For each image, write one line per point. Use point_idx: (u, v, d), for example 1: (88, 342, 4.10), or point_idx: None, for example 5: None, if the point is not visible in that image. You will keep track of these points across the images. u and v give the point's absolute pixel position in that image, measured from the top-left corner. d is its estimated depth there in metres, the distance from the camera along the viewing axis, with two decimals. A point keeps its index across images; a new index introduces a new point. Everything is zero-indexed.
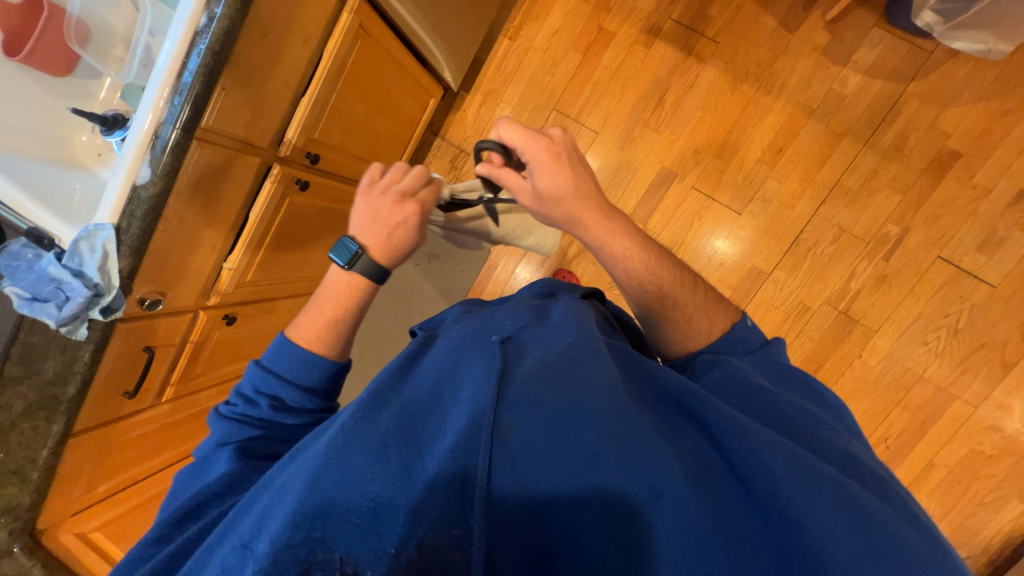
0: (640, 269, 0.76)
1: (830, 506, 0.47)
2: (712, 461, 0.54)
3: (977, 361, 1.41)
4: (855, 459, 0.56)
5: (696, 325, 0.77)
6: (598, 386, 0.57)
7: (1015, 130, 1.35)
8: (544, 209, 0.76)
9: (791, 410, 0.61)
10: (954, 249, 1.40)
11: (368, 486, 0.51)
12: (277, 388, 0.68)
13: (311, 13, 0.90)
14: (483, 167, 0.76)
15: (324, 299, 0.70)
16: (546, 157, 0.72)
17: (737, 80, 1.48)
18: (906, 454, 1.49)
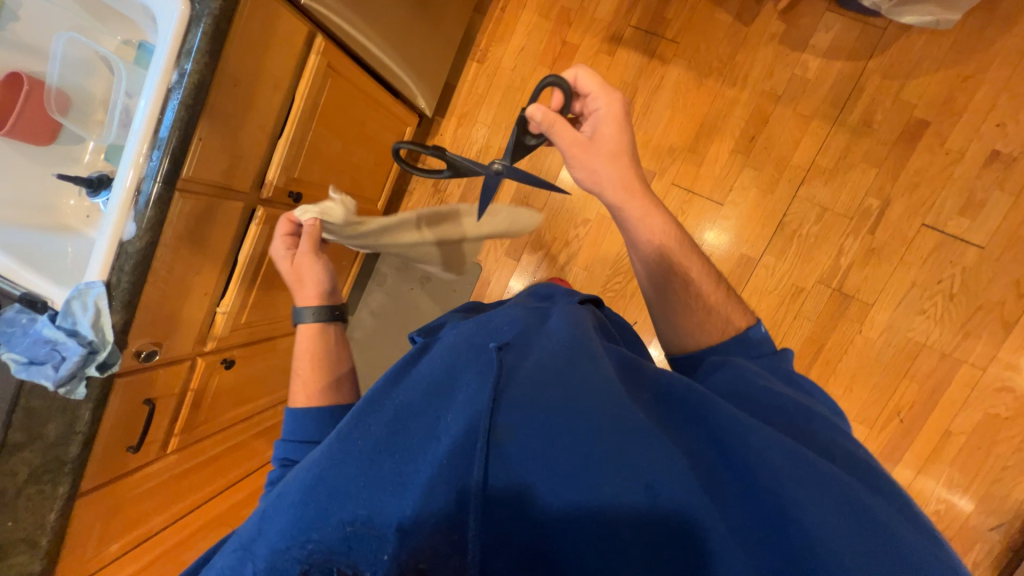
0: (671, 242, 0.83)
1: (830, 502, 0.48)
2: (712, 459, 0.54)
3: (977, 324, 1.41)
4: (859, 459, 0.56)
5: (708, 315, 0.83)
6: (596, 386, 0.57)
7: (978, 93, 1.37)
8: (598, 159, 0.80)
9: (793, 410, 0.62)
10: (937, 215, 1.41)
11: (363, 492, 0.53)
12: (297, 450, 0.75)
13: (279, 59, 0.93)
14: (542, 109, 0.76)
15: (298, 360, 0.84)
16: (617, 111, 0.81)
17: (702, 76, 1.52)
18: (921, 426, 1.47)
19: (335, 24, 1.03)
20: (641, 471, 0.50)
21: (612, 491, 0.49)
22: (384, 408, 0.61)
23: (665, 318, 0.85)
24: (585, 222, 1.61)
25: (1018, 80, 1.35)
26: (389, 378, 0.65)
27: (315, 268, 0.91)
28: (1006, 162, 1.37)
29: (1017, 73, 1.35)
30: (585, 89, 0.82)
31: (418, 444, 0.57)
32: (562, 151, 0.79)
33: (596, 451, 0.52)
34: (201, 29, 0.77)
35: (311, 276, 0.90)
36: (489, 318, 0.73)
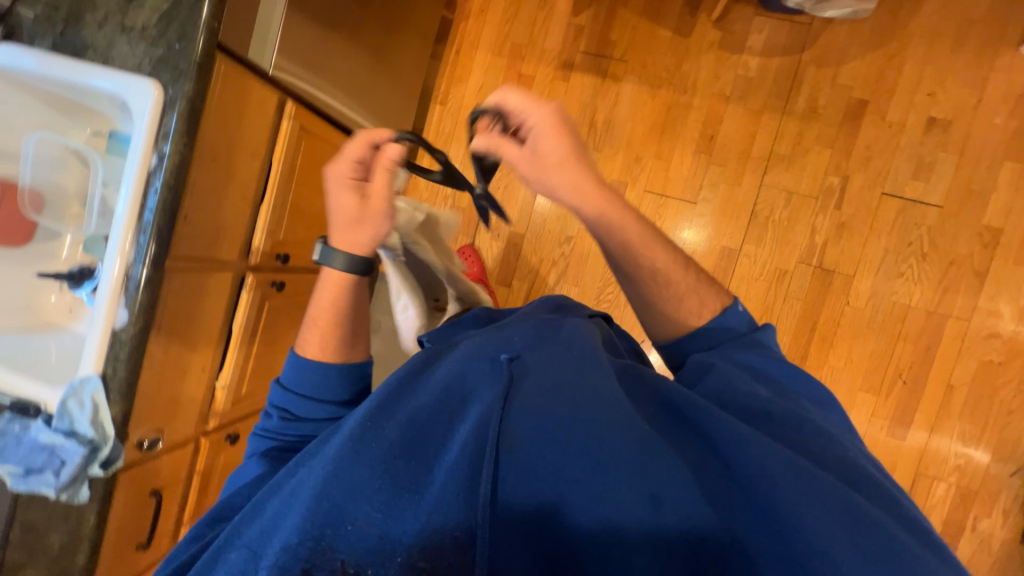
0: (636, 240, 0.79)
1: (832, 513, 0.50)
2: (714, 468, 0.57)
3: (953, 278, 1.48)
4: (855, 465, 0.58)
5: (682, 303, 0.83)
6: (605, 396, 0.59)
7: (905, 69, 1.49)
8: (541, 175, 0.75)
9: (791, 416, 0.63)
10: (893, 183, 1.50)
11: (375, 492, 0.57)
12: (294, 405, 0.79)
13: (253, 129, 0.95)
14: (481, 141, 0.77)
15: (316, 308, 0.79)
16: (550, 120, 0.74)
17: (654, 88, 1.61)
18: (924, 384, 1.50)
19: (307, 91, 1.05)
20: (646, 481, 0.54)
21: (619, 497, 0.53)
22: (393, 419, 0.62)
23: (643, 307, 0.84)
24: (568, 239, 1.65)
25: (938, 52, 1.47)
26: (388, 390, 0.66)
27: (376, 221, 0.74)
28: (944, 126, 1.47)
29: (935, 45, 1.47)
30: (509, 110, 0.76)
31: (430, 454, 0.60)
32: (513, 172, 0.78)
33: (603, 458, 0.55)
34: (177, 112, 0.78)
35: (374, 227, 0.75)
36: (499, 328, 0.74)
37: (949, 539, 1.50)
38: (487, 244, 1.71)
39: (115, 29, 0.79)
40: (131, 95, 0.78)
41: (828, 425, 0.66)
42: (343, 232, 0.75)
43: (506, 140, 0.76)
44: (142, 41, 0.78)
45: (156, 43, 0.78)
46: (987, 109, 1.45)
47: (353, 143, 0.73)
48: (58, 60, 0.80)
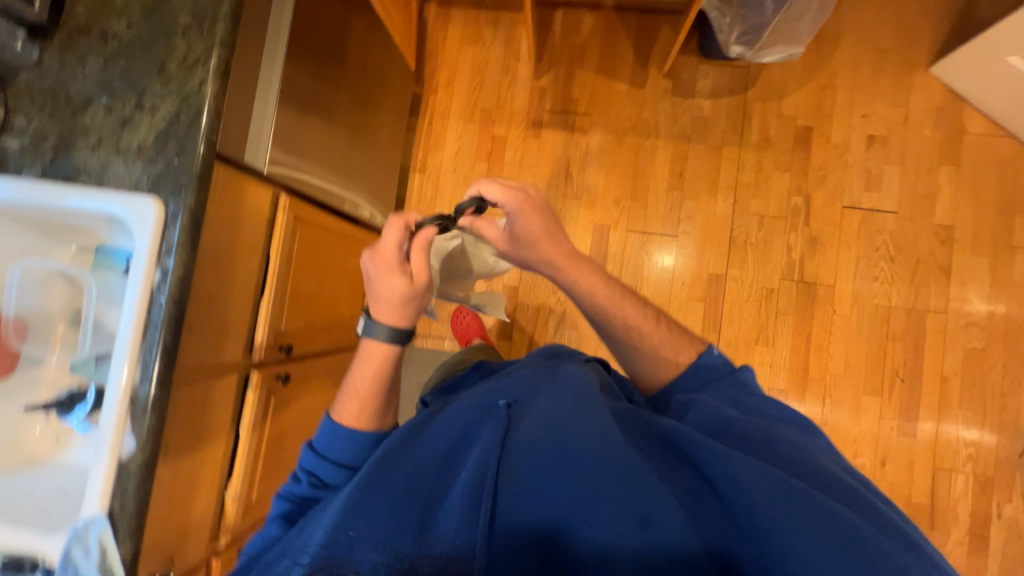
0: (604, 300, 0.89)
1: (803, 516, 0.57)
2: (697, 487, 0.66)
3: (922, 275, 1.58)
4: (827, 473, 0.65)
5: (659, 351, 0.89)
6: (593, 429, 0.71)
7: (838, 96, 1.65)
8: (519, 250, 0.88)
9: (771, 434, 0.70)
10: (851, 196, 1.63)
11: (385, 533, 0.65)
12: (326, 471, 0.76)
13: (251, 227, 0.95)
14: (465, 222, 0.85)
15: (357, 378, 0.78)
16: (523, 207, 0.84)
17: (620, 136, 1.72)
18: (921, 379, 1.57)
19: (298, 180, 1.07)
20: (633, 503, 0.64)
21: (610, 515, 0.64)
22: (407, 461, 0.71)
23: (623, 356, 0.92)
24: None
25: (862, 79, 1.65)
26: (400, 438, 0.73)
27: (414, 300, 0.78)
28: (882, 142, 1.63)
29: (859, 74, 1.65)
30: (488, 198, 0.84)
31: (440, 496, 0.70)
32: (495, 247, 0.90)
33: (592, 482, 0.66)
34: (180, 226, 0.77)
35: (412, 306, 0.78)
36: (500, 381, 0.86)
37: (980, 530, 1.51)
38: None
39: (109, 152, 0.79)
40: (130, 214, 0.77)
41: (809, 443, 0.73)
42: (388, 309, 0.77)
43: (484, 221, 0.86)
44: (139, 160, 0.78)
45: (154, 161, 0.78)
46: (915, 123, 1.62)
47: (395, 230, 0.77)
48: (49, 187, 0.79)
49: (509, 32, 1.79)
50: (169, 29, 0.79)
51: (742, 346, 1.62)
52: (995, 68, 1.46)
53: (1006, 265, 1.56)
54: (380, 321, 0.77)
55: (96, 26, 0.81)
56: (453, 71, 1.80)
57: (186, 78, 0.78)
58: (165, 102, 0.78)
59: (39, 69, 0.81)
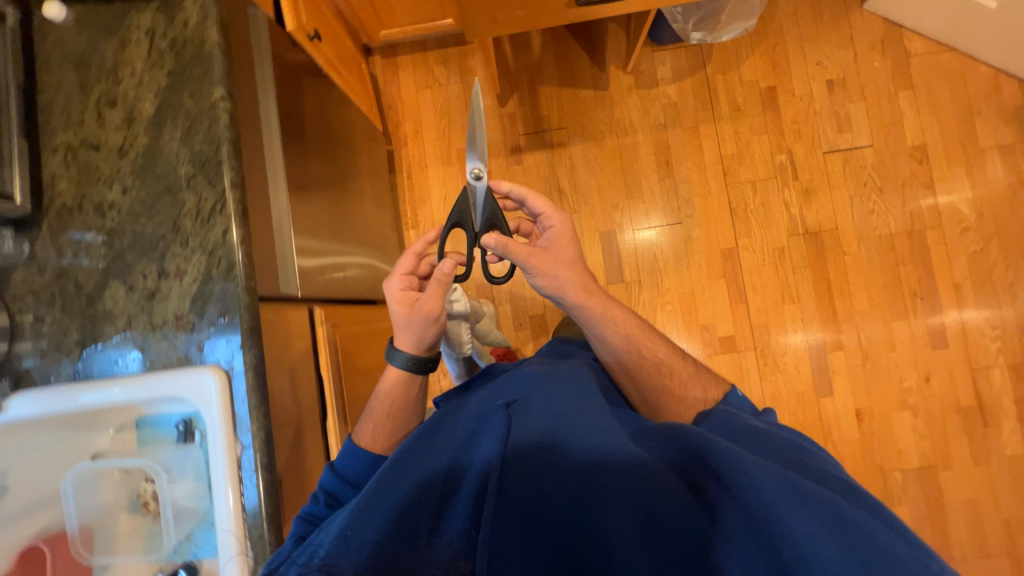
0: (634, 331, 0.99)
1: (819, 517, 0.55)
2: (702, 479, 0.65)
3: (912, 198, 1.67)
4: (846, 484, 0.64)
5: (688, 388, 0.95)
6: (598, 431, 0.75)
7: (791, 51, 1.71)
8: (556, 266, 0.95)
9: (785, 446, 0.70)
10: (828, 142, 1.69)
11: (391, 530, 0.68)
12: (343, 490, 0.80)
13: (302, 357, 0.91)
14: (491, 239, 0.91)
15: (375, 401, 0.93)
16: (568, 229, 0.99)
17: (600, 141, 1.73)
18: (937, 293, 1.65)
19: (321, 291, 1.00)
20: (635, 499, 0.67)
21: (608, 505, 0.67)
22: (412, 469, 0.73)
23: (645, 396, 0.98)
24: None
25: (807, 30, 1.71)
26: (412, 441, 0.77)
27: (409, 316, 0.91)
28: (842, 84, 1.70)
29: (802, 26, 1.71)
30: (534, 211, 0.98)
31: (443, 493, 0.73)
32: (527, 262, 0.94)
33: (593, 479, 0.70)
34: (249, 389, 0.72)
35: (408, 322, 0.92)
36: (496, 392, 0.88)
37: None
38: (513, 338, 1.70)
39: (145, 330, 0.73)
40: (190, 391, 0.71)
41: (819, 453, 0.72)
42: (399, 334, 0.93)
43: (516, 242, 0.93)
44: (182, 330, 0.73)
45: (198, 327, 0.73)
46: (865, 58, 1.70)
47: (408, 258, 0.95)
48: (91, 385, 0.72)
49: (462, 67, 1.76)
50: (171, 185, 0.73)
51: (771, 310, 1.67)
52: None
53: (980, 169, 1.66)
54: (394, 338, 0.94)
55: (86, 200, 0.74)
56: (417, 119, 1.76)
57: (205, 232, 0.73)
58: (191, 263, 0.73)
59: (35, 261, 0.74)
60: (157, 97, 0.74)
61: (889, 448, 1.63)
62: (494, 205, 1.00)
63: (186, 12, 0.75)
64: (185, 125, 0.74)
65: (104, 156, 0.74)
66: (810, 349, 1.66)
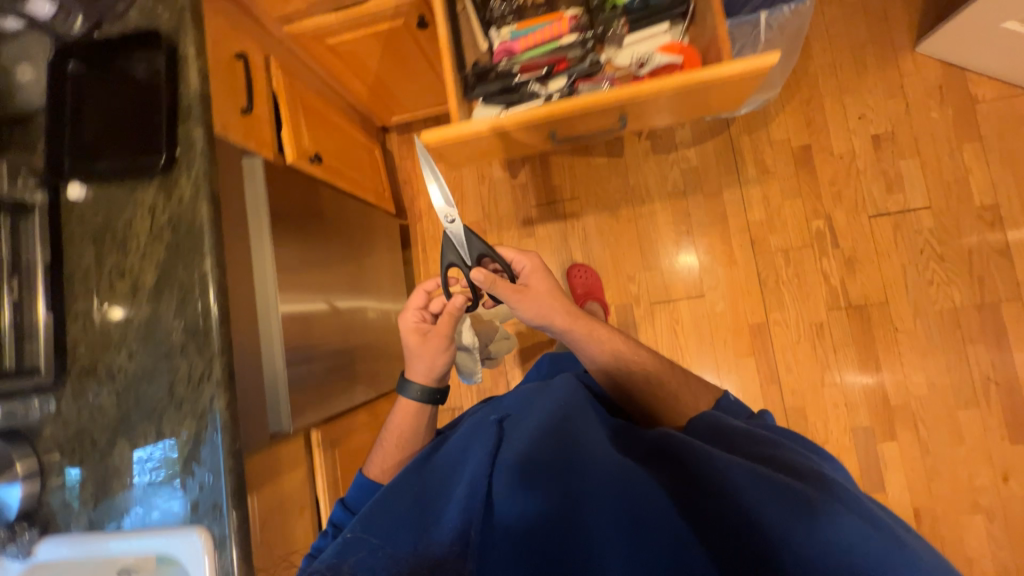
0: (620, 348, 0.99)
1: (774, 510, 0.57)
2: (679, 480, 0.66)
3: (982, 266, 1.45)
4: (820, 477, 0.63)
5: (680, 399, 0.94)
6: (581, 436, 0.76)
7: (828, 105, 1.55)
8: (538, 296, 0.96)
9: (762, 445, 0.70)
10: (874, 204, 1.51)
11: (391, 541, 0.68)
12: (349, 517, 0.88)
13: (292, 489, 0.95)
14: (479, 274, 0.92)
15: (387, 433, 1.00)
16: (538, 264, 1.00)
17: (614, 210, 1.66)
18: (1017, 378, 1.42)
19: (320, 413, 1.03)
20: (610, 503, 0.65)
21: (605, 518, 0.64)
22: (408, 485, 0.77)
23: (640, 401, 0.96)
24: None
25: (848, 81, 1.55)
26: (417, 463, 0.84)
27: (426, 354, 1.00)
28: (890, 139, 1.52)
29: (842, 77, 1.55)
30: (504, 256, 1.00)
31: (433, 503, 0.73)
32: (513, 296, 0.95)
33: (584, 488, 0.67)
34: (231, 546, 0.75)
35: (425, 359, 1.00)
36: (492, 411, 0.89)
37: None
38: None
39: (146, 485, 0.79)
40: (180, 550, 0.76)
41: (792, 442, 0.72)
42: (413, 366, 1.00)
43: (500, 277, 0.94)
44: (176, 486, 0.78)
45: (189, 485, 0.78)
46: (919, 108, 1.51)
47: (418, 294, 1.02)
48: (103, 534, 0.79)
49: None
50: (168, 351, 0.79)
51: (809, 393, 1.51)
52: (991, 36, 1.34)
53: None
54: (410, 371, 1.02)
55: (101, 364, 0.82)
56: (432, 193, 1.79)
57: (196, 396, 0.78)
58: (183, 424, 0.78)
59: (61, 418, 0.82)
60: (157, 268, 0.81)
61: (958, 557, 1.41)
62: (479, 241, 0.97)
63: (181, 188, 0.81)
64: (179, 294, 0.80)
65: (114, 323, 0.82)
66: (856, 438, 1.48)
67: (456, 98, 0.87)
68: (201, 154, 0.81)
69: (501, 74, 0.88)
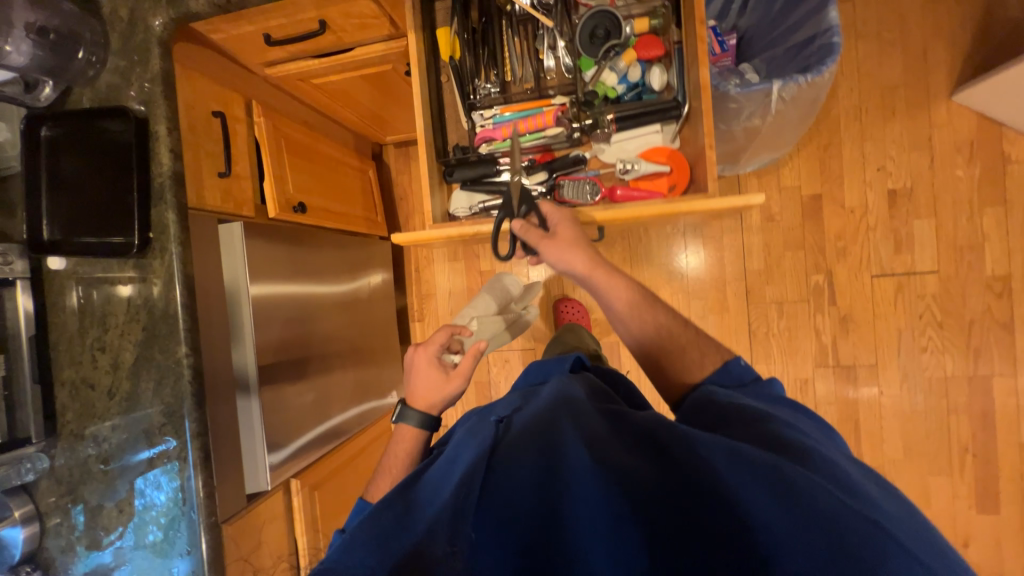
0: (637, 297, 0.76)
1: (791, 509, 0.46)
2: (683, 465, 0.53)
3: (981, 338, 1.41)
4: (832, 467, 0.52)
5: (687, 355, 0.72)
6: (573, 416, 0.62)
7: (846, 152, 1.45)
8: (570, 249, 0.74)
9: (761, 428, 0.58)
10: (879, 265, 1.46)
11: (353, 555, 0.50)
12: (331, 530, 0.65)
13: (269, 538, 1.01)
14: (518, 224, 0.76)
15: (391, 457, 0.77)
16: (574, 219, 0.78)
17: (610, 245, 1.62)
18: (995, 451, 1.42)
19: (299, 463, 1.08)
20: (610, 497, 0.51)
21: (586, 517, 0.51)
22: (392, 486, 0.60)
23: (642, 343, 0.75)
24: None
25: (872, 127, 1.44)
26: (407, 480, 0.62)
27: (442, 388, 0.79)
28: (907, 195, 1.43)
29: (866, 122, 1.44)
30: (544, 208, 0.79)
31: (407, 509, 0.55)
32: (547, 248, 0.75)
33: (573, 485, 0.53)
34: None
35: (441, 393, 0.79)
36: (490, 411, 0.74)
37: None
38: None
39: (131, 546, 0.86)
40: None
41: (795, 422, 0.61)
42: (420, 396, 0.79)
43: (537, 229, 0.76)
44: (160, 549, 0.86)
45: (172, 551, 0.86)
46: (945, 164, 1.41)
47: (444, 331, 0.85)
48: None
49: None
50: (148, 428, 0.84)
51: None
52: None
53: None
54: (413, 402, 0.79)
55: (87, 431, 0.87)
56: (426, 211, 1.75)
57: (175, 473, 0.84)
58: (164, 496, 0.85)
59: (52, 475, 0.88)
60: (135, 349, 0.84)
61: None
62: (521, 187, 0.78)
63: (155, 272, 0.83)
64: (156, 378, 0.84)
65: (97, 395, 0.86)
66: None
67: (431, 183, 0.84)
68: (174, 239, 0.82)
69: (481, 159, 0.85)
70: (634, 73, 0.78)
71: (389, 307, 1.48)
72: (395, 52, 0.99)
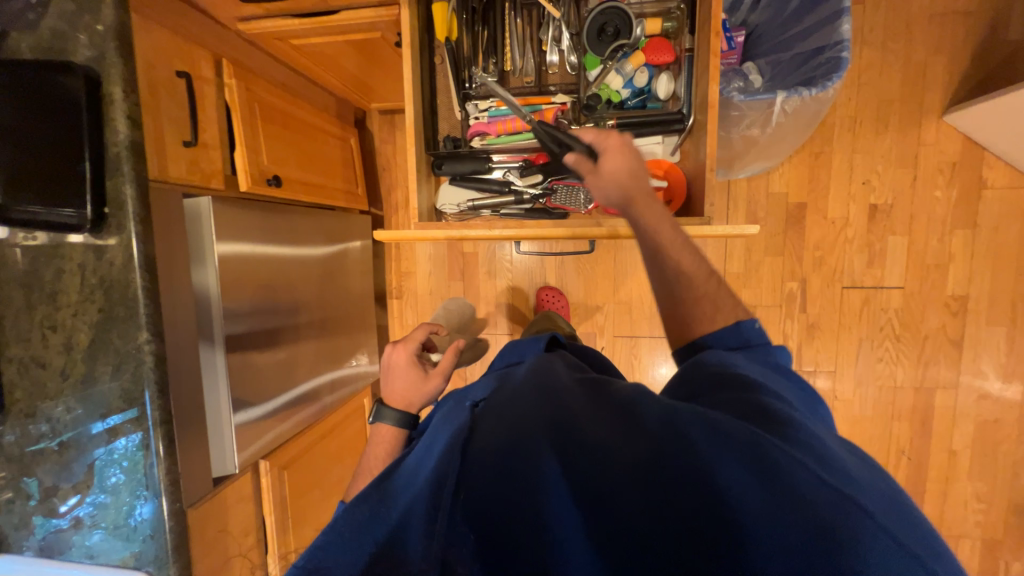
0: (674, 230, 0.66)
1: (771, 490, 0.43)
2: (663, 442, 0.48)
3: (932, 353, 1.49)
4: (816, 439, 0.48)
5: (698, 307, 0.66)
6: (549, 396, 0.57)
7: (835, 163, 1.46)
8: (601, 179, 0.66)
9: (750, 398, 0.53)
10: (851, 276, 1.50)
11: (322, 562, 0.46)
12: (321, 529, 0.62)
13: (235, 517, 1.01)
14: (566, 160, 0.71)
15: (371, 458, 0.76)
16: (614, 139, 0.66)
17: None
18: (928, 455, 1.54)
19: (268, 446, 1.07)
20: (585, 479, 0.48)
21: (559, 507, 0.47)
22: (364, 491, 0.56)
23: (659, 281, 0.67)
24: None
25: (863, 140, 1.44)
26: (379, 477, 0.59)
27: (422, 387, 0.79)
28: (887, 211, 1.46)
29: (858, 134, 1.44)
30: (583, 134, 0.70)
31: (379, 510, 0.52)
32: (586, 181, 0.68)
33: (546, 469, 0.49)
34: None
35: (421, 392, 0.78)
36: (466, 394, 0.70)
37: None
38: None
39: (92, 525, 0.85)
40: None
41: (782, 390, 0.56)
42: (399, 395, 0.78)
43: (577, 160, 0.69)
44: (121, 530, 0.85)
45: (134, 533, 0.84)
46: (926, 183, 1.43)
47: (422, 328, 0.85)
48: (57, 558, 0.87)
49: None
50: (106, 413, 0.81)
51: None
52: (1007, 132, 1.25)
53: None
54: (392, 401, 0.78)
55: (38, 411, 0.82)
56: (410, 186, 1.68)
57: (138, 457, 0.82)
58: (126, 480, 0.83)
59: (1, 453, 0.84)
60: (90, 330, 0.79)
61: None
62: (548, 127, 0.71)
63: (112, 252, 0.77)
64: (114, 362, 0.79)
65: (49, 375, 0.81)
66: None
67: (419, 177, 0.80)
68: (133, 217, 0.76)
69: (473, 153, 0.80)
70: (640, 78, 0.76)
71: (366, 285, 1.44)
72: (385, 20, 0.91)
